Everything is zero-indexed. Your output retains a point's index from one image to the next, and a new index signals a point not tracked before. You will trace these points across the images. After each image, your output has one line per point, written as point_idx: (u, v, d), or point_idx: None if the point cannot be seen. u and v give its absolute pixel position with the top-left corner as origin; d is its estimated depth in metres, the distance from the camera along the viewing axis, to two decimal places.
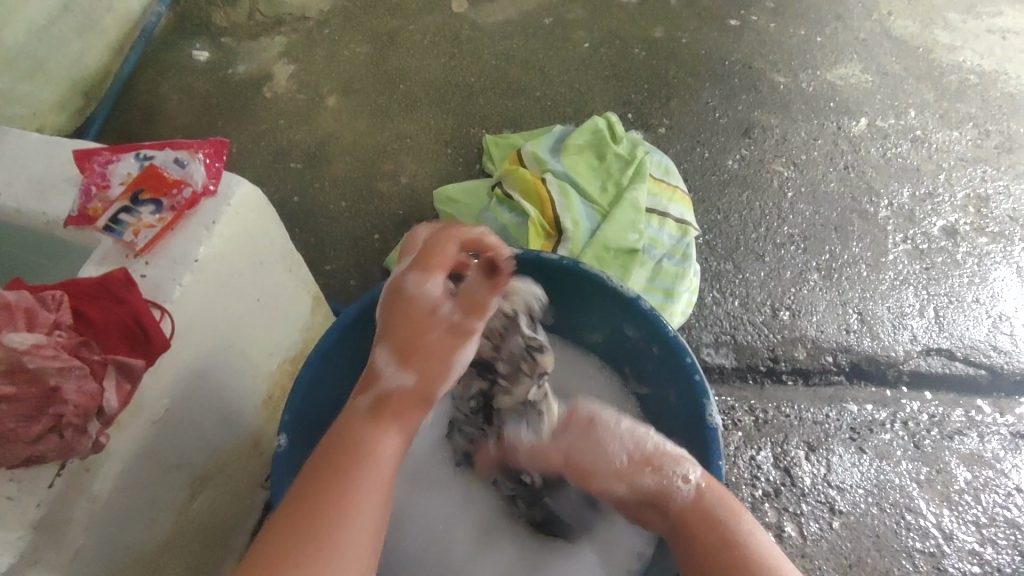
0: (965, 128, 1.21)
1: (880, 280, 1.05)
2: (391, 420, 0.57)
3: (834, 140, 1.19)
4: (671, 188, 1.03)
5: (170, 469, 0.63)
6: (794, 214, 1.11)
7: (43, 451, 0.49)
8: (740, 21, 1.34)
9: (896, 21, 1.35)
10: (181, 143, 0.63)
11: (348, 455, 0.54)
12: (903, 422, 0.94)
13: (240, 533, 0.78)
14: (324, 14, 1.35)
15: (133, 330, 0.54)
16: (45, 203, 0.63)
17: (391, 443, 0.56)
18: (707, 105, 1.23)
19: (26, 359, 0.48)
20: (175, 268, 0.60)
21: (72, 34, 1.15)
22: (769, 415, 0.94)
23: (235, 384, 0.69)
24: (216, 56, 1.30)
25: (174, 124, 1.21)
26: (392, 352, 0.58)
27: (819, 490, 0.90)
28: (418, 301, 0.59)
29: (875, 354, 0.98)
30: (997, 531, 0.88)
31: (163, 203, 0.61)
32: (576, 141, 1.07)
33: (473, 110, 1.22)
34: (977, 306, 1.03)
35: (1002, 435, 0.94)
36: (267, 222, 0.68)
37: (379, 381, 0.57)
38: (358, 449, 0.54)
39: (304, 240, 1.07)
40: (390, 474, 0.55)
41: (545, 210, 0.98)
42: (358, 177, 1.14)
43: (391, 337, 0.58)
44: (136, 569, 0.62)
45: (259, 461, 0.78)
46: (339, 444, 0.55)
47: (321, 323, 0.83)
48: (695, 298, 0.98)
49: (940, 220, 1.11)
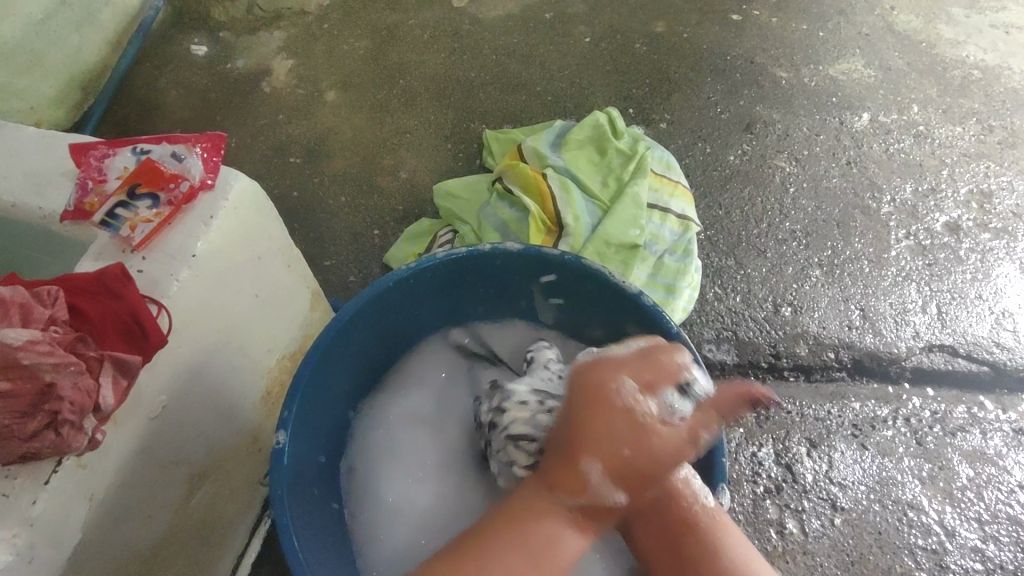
0: (968, 123, 1.20)
1: (882, 276, 1.04)
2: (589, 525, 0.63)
3: (836, 136, 1.18)
4: (673, 183, 1.02)
5: (167, 466, 0.62)
6: (796, 210, 1.10)
7: (38, 449, 0.48)
8: (742, 16, 1.33)
9: (900, 16, 1.34)
10: (179, 137, 0.63)
11: (512, 523, 0.60)
12: (906, 419, 0.94)
13: (239, 529, 0.78)
14: (323, 9, 1.34)
15: (130, 325, 0.54)
16: (41, 197, 0.62)
17: (575, 540, 0.61)
18: (709, 100, 1.22)
19: (22, 355, 0.47)
20: (173, 263, 0.59)
21: (70, 29, 1.14)
22: (771, 412, 0.94)
23: (234, 380, 0.69)
24: (214, 50, 1.29)
25: (172, 118, 1.21)
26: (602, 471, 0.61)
27: (820, 487, 0.89)
28: (605, 416, 0.61)
29: (877, 350, 0.98)
30: (999, 528, 0.87)
31: (160, 197, 0.60)
32: (578, 136, 1.07)
33: (473, 104, 1.21)
34: (980, 302, 1.02)
35: (1005, 432, 0.93)
36: (265, 216, 0.67)
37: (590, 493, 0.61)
38: (542, 534, 0.60)
39: (303, 235, 1.07)
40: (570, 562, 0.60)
41: (546, 206, 0.97)
42: (358, 172, 1.13)
43: (593, 449, 0.61)
44: (133, 566, 0.61)
45: (258, 457, 0.78)
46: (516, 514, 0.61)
47: (320, 319, 0.83)
48: (696, 294, 0.98)
49: (943, 216, 1.10)
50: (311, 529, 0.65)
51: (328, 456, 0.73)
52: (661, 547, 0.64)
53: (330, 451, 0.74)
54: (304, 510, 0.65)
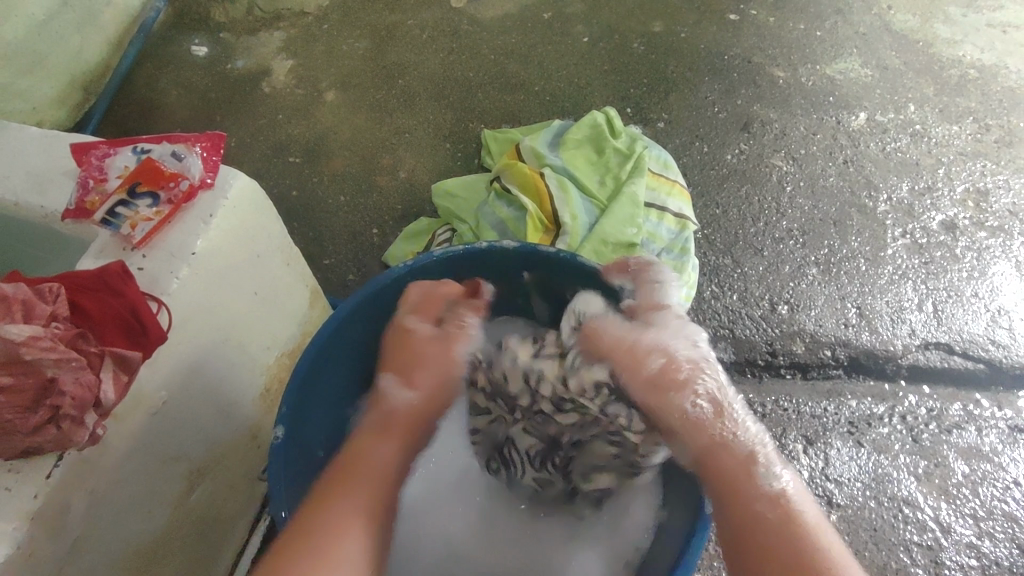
0: (965, 122, 1.21)
1: (878, 274, 1.05)
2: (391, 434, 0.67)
3: (833, 135, 1.19)
4: (670, 182, 1.02)
5: (167, 462, 0.63)
6: (793, 208, 1.11)
7: (40, 443, 0.49)
8: (740, 16, 1.34)
9: (897, 16, 1.34)
10: (178, 137, 0.63)
11: (348, 470, 0.62)
12: (902, 416, 0.94)
13: (239, 525, 0.79)
14: (323, 9, 1.35)
15: (131, 322, 0.54)
16: (42, 196, 0.63)
17: (386, 448, 0.65)
18: (706, 99, 1.23)
19: (23, 350, 0.48)
20: (172, 261, 0.60)
21: (70, 29, 1.14)
22: (767, 409, 0.94)
23: (234, 377, 0.69)
24: (214, 50, 1.30)
25: (173, 118, 1.21)
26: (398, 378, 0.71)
27: (816, 483, 0.90)
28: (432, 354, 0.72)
29: (873, 348, 0.98)
30: (994, 524, 0.88)
31: (160, 196, 0.61)
32: (576, 135, 1.07)
33: (472, 104, 1.22)
34: (976, 300, 1.03)
35: (1000, 429, 0.94)
36: (264, 214, 0.68)
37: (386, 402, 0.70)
38: (358, 463, 0.63)
39: (303, 235, 1.08)
40: (385, 476, 0.63)
41: (543, 205, 0.98)
42: (357, 171, 1.14)
43: (393, 366, 0.72)
44: (135, 561, 0.62)
45: (258, 454, 0.79)
46: (343, 459, 0.64)
47: (319, 316, 0.83)
48: (693, 292, 0.98)
49: (939, 214, 1.11)
50: None
51: (327, 453, 0.74)
52: (728, 510, 0.59)
53: (329, 448, 0.74)
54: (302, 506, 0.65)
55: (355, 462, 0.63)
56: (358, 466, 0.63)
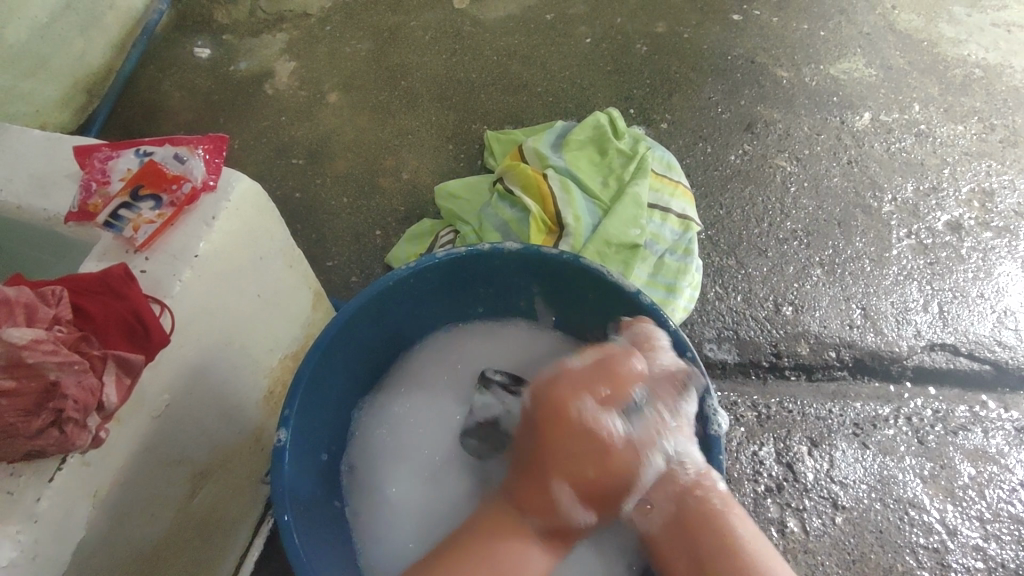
0: (970, 122, 1.20)
1: (883, 275, 1.04)
2: (546, 519, 0.66)
3: (837, 135, 1.18)
4: (673, 183, 1.02)
5: (170, 464, 0.63)
6: (797, 209, 1.11)
7: (43, 447, 0.49)
8: (743, 16, 1.33)
9: (901, 15, 1.34)
10: (180, 139, 0.63)
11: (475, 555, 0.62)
12: (907, 417, 0.94)
13: (242, 527, 0.79)
14: (326, 11, 1.35)
15: (133, 324, 0.54)
16: (46, 199, 0.63)
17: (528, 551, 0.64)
18: (709, 100, 1.22)
19: (26, 353, 0.48)
20: (175, 263, 0.60)
21: (74, 31, 1.15)
22: (772, 411, 0.94)
23: (236, 380, 0.69)
24: (217, 52, 1.30)
25: (176, 120, 1.21)
26: (569, 482, 0.65)
27: (821, 485, 0.89)
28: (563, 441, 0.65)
29: (879, 349, 0.98)
30: (1001, 527, 0.87)
31: (163, 198, 0.61)
32: (578, 136, 1.07)
33: (474, 106, 1.22)
34: (982, 301, 1.02)
35: (1007, 430, 0.93)
36: (267, 216, 0.68)
37: (551, 496, 0.65)
38: (494, 560, 0.62)
39: (306, 236, 1.08)
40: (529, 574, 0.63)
41: (546, 206, 0.98)
42: (360, 173, 1.14)
43: (562, 471, 0.65)
44: (138, 564, 0.62)
45: (260, 456, 0.79)
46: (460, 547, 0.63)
47: (321, 319, 0.83)
48: (697, 293, 0.98)
49: (944, 215, 1.10)
50: (314, 526, 0.66)
51: (331, 455, 0.74)
52: (680, 552, 0.64)
53: (332, 450, 0.74)
54: (305, 509, 0.65)
55: (478, 545, 0.63)
56: (472, 547, 0.63)
